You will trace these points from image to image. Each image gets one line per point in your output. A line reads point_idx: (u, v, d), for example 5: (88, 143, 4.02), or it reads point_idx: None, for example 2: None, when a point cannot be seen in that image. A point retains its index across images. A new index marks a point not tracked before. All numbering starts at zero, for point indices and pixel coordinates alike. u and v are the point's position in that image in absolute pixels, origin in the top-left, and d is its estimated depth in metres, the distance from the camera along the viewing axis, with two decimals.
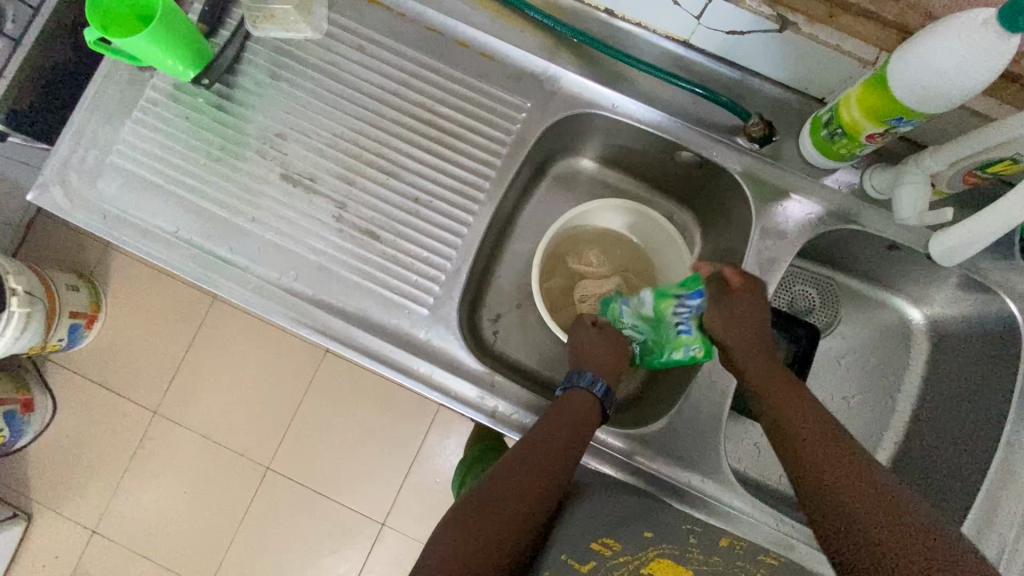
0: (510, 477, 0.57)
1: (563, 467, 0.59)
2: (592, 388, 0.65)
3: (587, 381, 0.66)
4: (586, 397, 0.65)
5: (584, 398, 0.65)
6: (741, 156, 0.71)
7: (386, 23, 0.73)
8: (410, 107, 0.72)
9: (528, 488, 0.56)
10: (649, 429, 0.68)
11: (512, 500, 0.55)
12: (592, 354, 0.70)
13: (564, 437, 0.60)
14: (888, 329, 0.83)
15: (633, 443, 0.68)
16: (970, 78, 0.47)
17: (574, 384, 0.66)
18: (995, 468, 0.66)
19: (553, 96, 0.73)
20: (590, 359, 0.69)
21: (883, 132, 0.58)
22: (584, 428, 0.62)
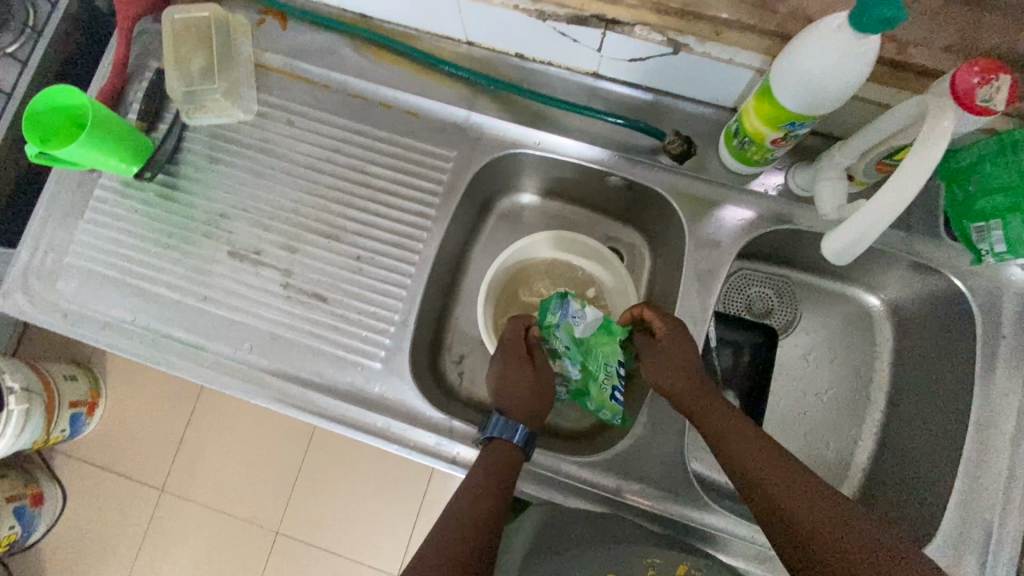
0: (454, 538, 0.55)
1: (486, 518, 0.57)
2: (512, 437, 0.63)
3: (507, 430, 0.63)
4: (507, 445, 0.63)
5: (509, 448, 0.63)
6: (667, 173, 0.73)
7: (315, 96, 0.76)
8: (344, 170, 0.75)
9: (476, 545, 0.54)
10: (613, 455, 0.68)
11: (459, 557, 0.53)
12: (513, 390, 0.67)
13: (500, 484, 0.60)
14: (851, 318, 0.83)
15: (598, 472, 0.67)
16: (858, 69, 0.48)
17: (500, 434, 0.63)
18: (970, 450, 0.65)
19: (478, 141, 0.75)
20: (507, 398, 0.66)
21: (785, 136, 0.59)
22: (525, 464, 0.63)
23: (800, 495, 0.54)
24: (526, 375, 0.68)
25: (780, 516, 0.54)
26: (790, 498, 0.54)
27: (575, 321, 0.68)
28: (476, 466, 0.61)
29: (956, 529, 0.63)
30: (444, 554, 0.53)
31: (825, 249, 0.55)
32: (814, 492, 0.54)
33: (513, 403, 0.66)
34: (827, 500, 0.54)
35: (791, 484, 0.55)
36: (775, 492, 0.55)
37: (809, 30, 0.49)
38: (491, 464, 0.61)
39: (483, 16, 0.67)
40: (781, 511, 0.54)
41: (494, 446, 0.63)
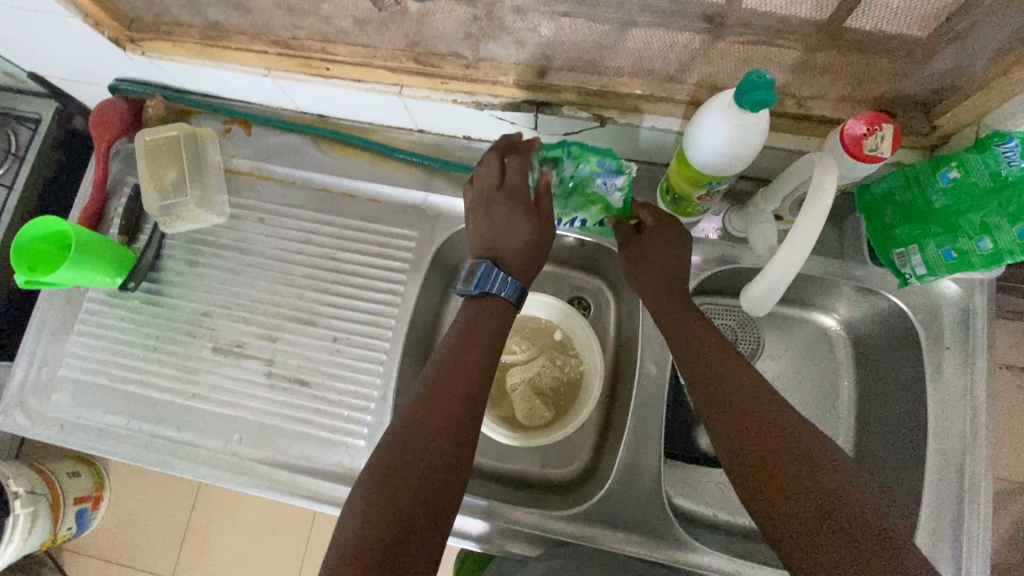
0: (421, 416, 0.56)
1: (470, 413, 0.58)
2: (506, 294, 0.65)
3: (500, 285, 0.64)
4: (499, 300, 0.65)
5: (497, 304, 0.65)
6: None
7: (282, 193, 0.82)
8: (314, 258, 0.79)
9: (446, 428, 0.56)
10: (595, 505, 0.71)
11: (439, 450, 0.54)
12: (499, 233, 0.66)
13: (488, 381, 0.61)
14: (812, 341, 0.86)
15: (582, 521, 0.70)
16: (761, 132, 0.54)
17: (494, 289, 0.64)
18: (932, 463, 0.68)
19: (438, 218, 0.80)
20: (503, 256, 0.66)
21: (708, 193, 0.64)
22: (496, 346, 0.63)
23: (787, 451, 0.52)
24: (521, 219, 0.66)
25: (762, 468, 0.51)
26: (774, 452, 0.52)
27: (599, 182, 0.66)
28: (446, 344, 0.62)
29: (927, 542, 0.66)
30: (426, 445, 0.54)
31: (745, 302, 0.61)
32: (802, 451, 0.51)
33: (504, 256, 0.66)
34: (814, 462, 0.51)
35: (781, 441, 0.53)
36: (760, 445, 0.53)
37: (709, 104, 0.55)
38: (462, 344, 0.62)
39: (427, 109, 0.73)
40: (762, 462, 0.52)
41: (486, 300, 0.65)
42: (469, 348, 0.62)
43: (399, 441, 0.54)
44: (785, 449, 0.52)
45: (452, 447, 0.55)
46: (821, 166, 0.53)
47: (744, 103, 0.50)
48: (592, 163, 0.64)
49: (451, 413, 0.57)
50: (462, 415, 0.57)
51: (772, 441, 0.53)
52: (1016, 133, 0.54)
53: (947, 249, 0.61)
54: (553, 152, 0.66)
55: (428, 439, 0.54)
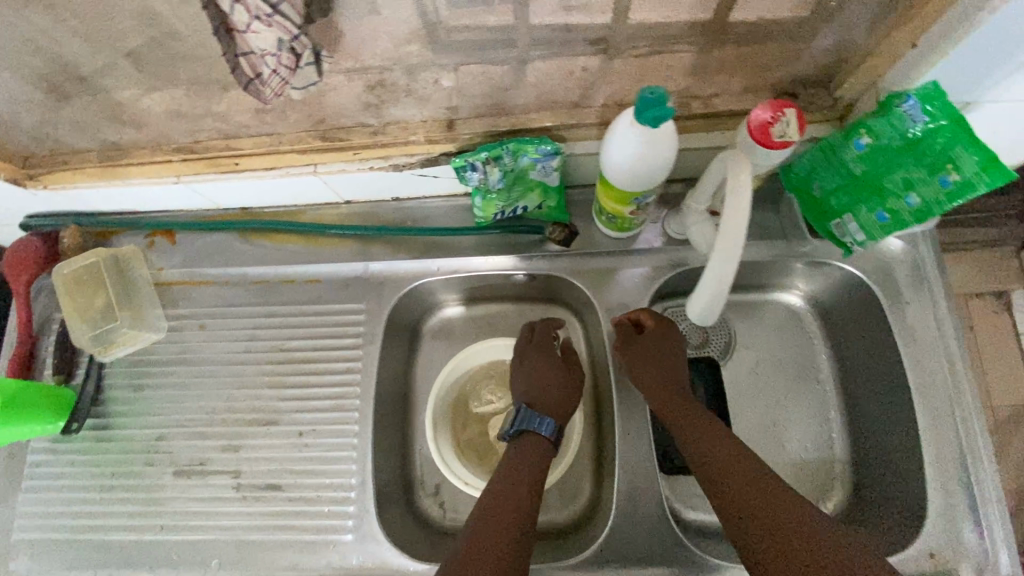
0: (474, 532, 0.59)
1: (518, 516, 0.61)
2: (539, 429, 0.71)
3: (535, 424, 0.71)
4: (536, 436, 0.71)
5: (533, 439, 0.71)
6: (559, 257, 0.77)
7: (218, 294, 0.79)
8: (263, 354, 0.76)
9: (497, 538, 0.58)
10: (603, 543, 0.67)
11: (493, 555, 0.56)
12: (531, 387, 0.75)
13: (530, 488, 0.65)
14: (782, 322, 0.82)
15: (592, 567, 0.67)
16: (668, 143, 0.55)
17: (532, 429, 0.71)
18: (924, 421, 0.67)
19: (383, 285, 0.77)
20: (537, 400, 0.74)
21: (636, 209, 0.65)
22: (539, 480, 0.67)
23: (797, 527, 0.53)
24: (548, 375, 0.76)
25: (774, 549, 0.52)
26: (784, 529, 0.53)
27: (537, 169, 0.67)
28: (499, 469, 0.68)
29: (941, 501, 0.65)
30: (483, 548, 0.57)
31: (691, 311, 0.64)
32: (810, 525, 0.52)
33: (537, 400, 0.74)
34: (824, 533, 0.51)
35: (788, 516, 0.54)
36: (769, 524, 0.54)
37: (615, 124, 0.55)
38: (510, 467, 0.68)
39: (346, 181, 0.72)
40: (773, 541, 0.53)
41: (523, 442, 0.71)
42: (514, 468, 0.67)
43: (465, 541, 0.58)
44: (792, 523, 0.53)
45: (504, 554, 0.57)
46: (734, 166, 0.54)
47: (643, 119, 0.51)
48: (532, 152, 0.65)
49: (509, 517, 0.61)
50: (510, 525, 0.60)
51: (780, 517, 0.54)
52: (911, 90, 0.54)
53: (878, 213, 0.63)
54: (495, 150, 0.64)
55: (482, 544, 0.57)
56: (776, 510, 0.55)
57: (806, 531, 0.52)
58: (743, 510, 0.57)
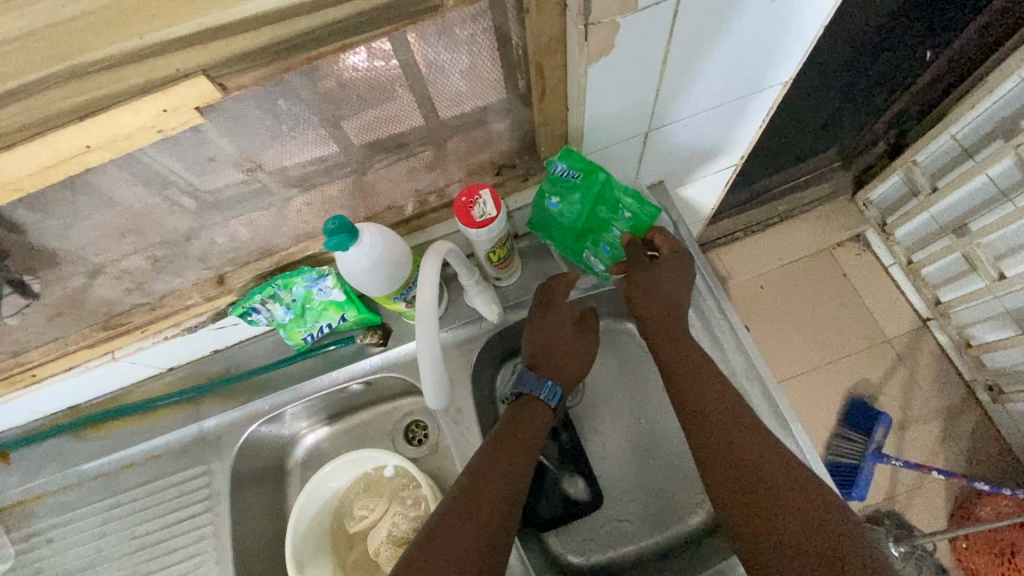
0: (457, 497, 0.60)
1: (505, 490, 0.62)
2: (546, 398, 0.72)
3: (543, 392, 0.72)
4: (535, 401, 0.72)
5: (532, 404, 0.72)
6: (382, 359, 0.80)
7: (61, 502, 0.79)
8: (116, 548, 0.75)
9: (488, 511, 0.59)
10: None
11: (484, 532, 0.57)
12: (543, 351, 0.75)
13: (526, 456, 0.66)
14: (620, 345, 0.90)
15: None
16: (391, 232, 0.62)
17: (533, 394, 0.72)
18: None
19: (220, 440, 0.79)
20: (543, 364, 0.74)
21: (407, 302, 0.69)
22: (531, 451, 0.67)
23: (806, 507, 0.56)
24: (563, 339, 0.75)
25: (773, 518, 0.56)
26: (792, 505, 0.56)
27: (317, 292, 0.71)
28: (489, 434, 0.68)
29: None
30: (474, 523, 0.58)
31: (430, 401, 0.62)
32: (817, 506, 0.56)
33: (549, 366, 0.74)
34: (823, 513, 0.55)
35: (793, 493, 0.57)
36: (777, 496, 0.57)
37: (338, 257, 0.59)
38: (507, 439, 0.67)
39: (150, 356, 0.75)
40: (774, 510, 0.56)
41: (529, 406, 0.72)
42: (514, 444, 0.67)
43: (457, 502, 0.59)
44: (793, 500, 0.57)
45: (491, 529, 0.58)
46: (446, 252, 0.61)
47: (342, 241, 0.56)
48: (301, 282, 0.69)
49: (499, 496, 0.61)
50: (499, 499, 0.61)
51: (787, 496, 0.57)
52: (556, 157, 0.66)
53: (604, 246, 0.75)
54: (267, 291, 0.69)
55: (473, 518, 0.58)
56: (787, 488, 0.58)
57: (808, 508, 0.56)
58: (752, 482, 0.59)
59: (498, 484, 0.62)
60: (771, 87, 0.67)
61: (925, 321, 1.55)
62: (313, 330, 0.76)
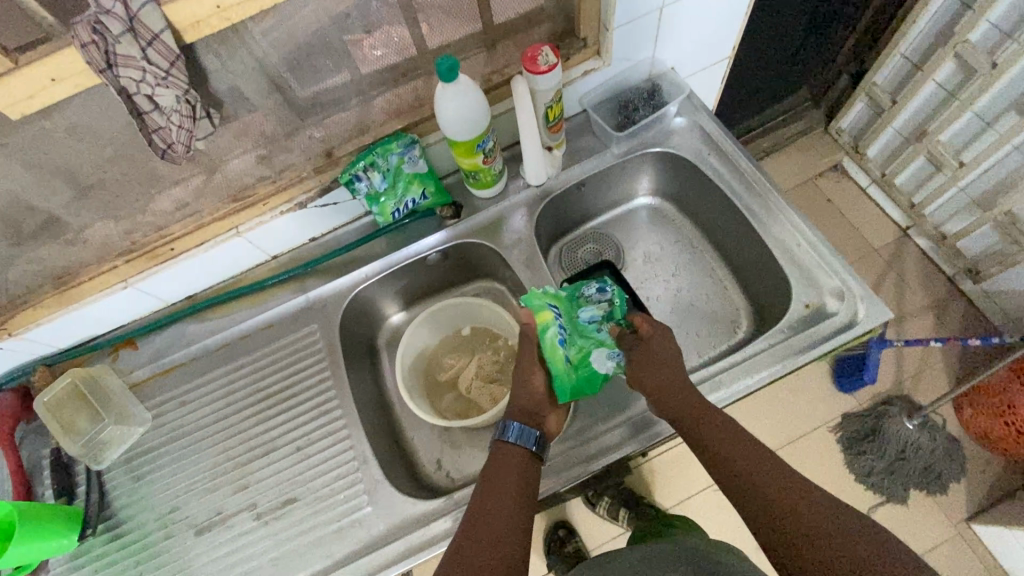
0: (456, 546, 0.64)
1: (509, 520, 0.66)
2: (522, 438, 0.73)
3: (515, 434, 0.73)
4: (518, 447, 0.73)
5: (514, 449, 0.73)
6: (457, 229, 0.95)
7: (188, 372, 0.90)
8: (243, 401, 0.86)
9: (491, 549, 0.63)
10: (594, 419, 0.82)
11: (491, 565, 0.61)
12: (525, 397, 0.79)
13: (520, 484, 0.69)
14: (648, 219, 1.07)
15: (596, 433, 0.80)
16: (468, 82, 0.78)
17: (504, 438, 0.73)
18: (754, 222, 0.88)
19: (325, 307, 0.92)
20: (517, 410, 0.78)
21: (484, 156, 0.84)
22: (526, 482, 0.70)
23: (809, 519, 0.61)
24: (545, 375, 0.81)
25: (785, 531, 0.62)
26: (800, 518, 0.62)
27: (407, 161, 0.86)
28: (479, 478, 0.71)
29: (796, 273, 0.83)
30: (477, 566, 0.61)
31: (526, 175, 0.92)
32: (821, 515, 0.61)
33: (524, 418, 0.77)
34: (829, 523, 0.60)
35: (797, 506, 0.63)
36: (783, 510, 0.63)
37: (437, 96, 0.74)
38: (491, 476, 0.70)
39: (265, 233, 0.88)
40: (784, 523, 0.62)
41: (506, 448, 0.73)
42: (501, 480, 0.70)
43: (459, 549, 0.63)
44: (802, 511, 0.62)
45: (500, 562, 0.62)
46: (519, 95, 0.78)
47: (443, 83, 0.72)
48: (396, 149, 0.84)
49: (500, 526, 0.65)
50: (503, 534, 0.64)
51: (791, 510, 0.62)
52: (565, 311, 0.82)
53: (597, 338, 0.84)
54: (368, 157, 0.83)
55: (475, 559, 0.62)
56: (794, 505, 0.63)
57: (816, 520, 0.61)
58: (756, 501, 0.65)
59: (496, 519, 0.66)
60: None
61: (905, 232, 1.73)
62: (400, 203, 0.90)
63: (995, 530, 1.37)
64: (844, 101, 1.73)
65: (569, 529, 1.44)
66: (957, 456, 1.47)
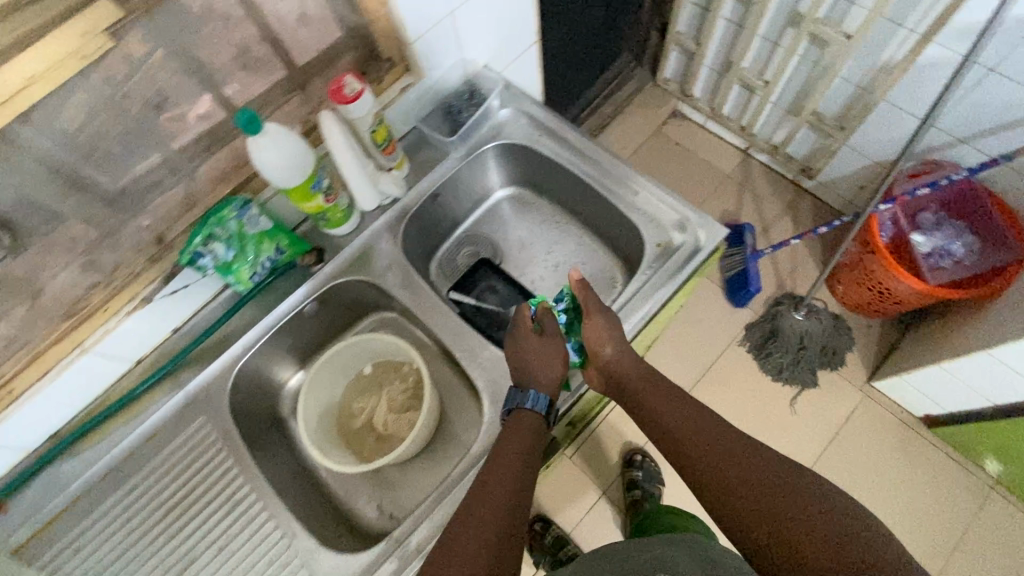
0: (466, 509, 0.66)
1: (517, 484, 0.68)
2: (533, 404, 0.75)
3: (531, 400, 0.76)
4: (527, 413, 0.76)
5: (525, 415, 0.76)
6: (326, 272, 0.92)
7: (73, 517, 0.80)
8: (147, 525, 0.79)
9: (501, 508, 0.65)
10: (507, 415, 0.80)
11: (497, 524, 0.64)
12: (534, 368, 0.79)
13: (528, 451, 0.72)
14: (510, 210, 1.13)
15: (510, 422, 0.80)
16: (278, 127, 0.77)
17: (521, 405, 0.75)
18: (595, 185, 0.94)
19: (209, 394, 0.86)
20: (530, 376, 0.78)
21: (325, 195, 0.84)
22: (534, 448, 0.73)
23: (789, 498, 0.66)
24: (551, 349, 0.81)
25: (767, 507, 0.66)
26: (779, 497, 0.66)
27: (248, 222, 0.83)
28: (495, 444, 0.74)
29: (642, 219, 0.90)
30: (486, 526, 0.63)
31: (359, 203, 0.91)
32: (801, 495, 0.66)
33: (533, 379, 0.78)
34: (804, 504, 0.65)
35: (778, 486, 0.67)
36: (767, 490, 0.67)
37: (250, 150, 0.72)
38: (505, 444, 0.72)
39: (117, 340, 0.82)
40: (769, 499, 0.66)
41: (519, 415, 0.76)
42: (514, 445, 0.72)
43: (469, 512, 0.65)
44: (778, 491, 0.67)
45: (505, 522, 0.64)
46: (330, 126, 0.78)
47: (251, 135, 0.70)
48: (231, 213, 0.81)
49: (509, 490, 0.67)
50: (510, 496, 0.67)
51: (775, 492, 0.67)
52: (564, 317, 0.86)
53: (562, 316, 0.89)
54: (204, 231, 0.80)
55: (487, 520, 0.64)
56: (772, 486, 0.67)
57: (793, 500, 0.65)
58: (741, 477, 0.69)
59: (507, 484, 0.68)
60: None
61: (745, 152, 1.93)
62: (256, 266, 0.87)
63: (888, 382, 1.57)
64: (660, 53, 1.90)
65: (544, 520, 1.48)
66: (843, 329, 1.65)
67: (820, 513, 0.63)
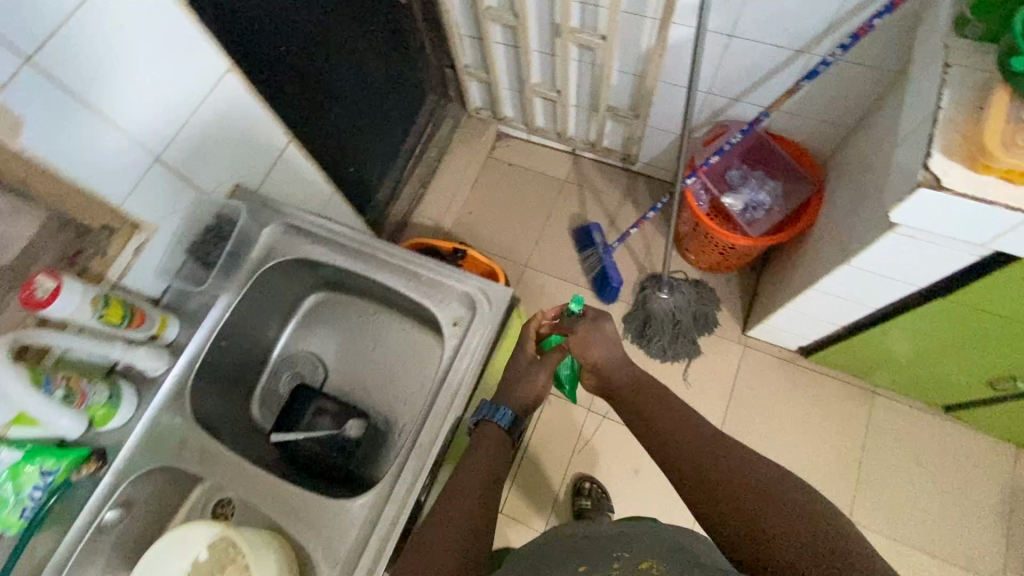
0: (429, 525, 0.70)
1: (482, 494, 0.74)
2: (499, 419, 0.84)
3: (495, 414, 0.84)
4: (494, 425, 0.83)
5: (493, 430, 0.83)
6: (111, 475, 0.83)
7: None
8: None
9: (462, 519, 0.71)
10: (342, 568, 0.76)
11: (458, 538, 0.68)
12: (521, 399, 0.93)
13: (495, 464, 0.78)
14: (313, 319, 1.09)
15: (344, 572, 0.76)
16: None
17: (486, 418, 0.84)
18: (380, 277, 0.91)
19: None
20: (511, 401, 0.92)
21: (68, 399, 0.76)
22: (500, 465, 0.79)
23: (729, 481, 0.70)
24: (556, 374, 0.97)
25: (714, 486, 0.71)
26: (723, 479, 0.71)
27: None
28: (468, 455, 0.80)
29: (431, 300, 0.88)
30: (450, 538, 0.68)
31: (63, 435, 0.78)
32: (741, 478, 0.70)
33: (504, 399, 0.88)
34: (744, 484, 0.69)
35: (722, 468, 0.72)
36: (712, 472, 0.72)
37: None
38: (475, 460, 0.78)
39: None
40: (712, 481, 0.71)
41: (484, 429, 0.82)
42: (483, 460, 0.78)
43: (430, 528, 0.70)
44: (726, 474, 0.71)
45: (463, 534, 0.69)
46: (27, 338, 0.71)
47: None
48: None
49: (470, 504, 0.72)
50: (471, 505, 0.72)
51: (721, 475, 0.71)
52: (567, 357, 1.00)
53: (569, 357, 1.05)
54: None
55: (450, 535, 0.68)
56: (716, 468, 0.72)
57: (741, 480, 0.70)
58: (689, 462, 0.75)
59: (473, 494, 0.74)
60: (222, 75, 0.88)
61: (574, 152, 1.97)
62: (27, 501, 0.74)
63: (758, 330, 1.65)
64: (460, 87, 1.91)
65: None
66: (708, 294, 1.71)
67: (771, 492, 0.67)
